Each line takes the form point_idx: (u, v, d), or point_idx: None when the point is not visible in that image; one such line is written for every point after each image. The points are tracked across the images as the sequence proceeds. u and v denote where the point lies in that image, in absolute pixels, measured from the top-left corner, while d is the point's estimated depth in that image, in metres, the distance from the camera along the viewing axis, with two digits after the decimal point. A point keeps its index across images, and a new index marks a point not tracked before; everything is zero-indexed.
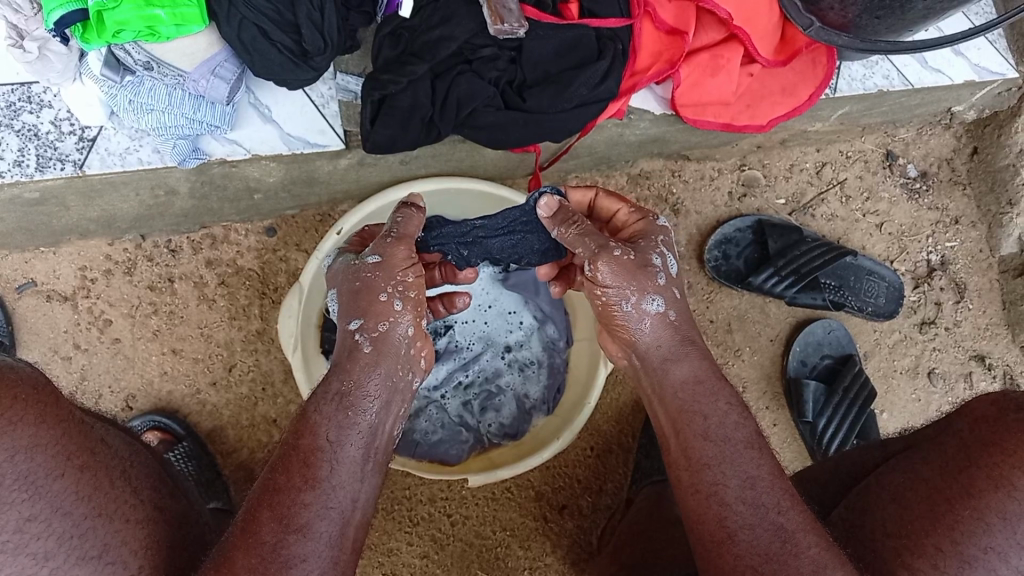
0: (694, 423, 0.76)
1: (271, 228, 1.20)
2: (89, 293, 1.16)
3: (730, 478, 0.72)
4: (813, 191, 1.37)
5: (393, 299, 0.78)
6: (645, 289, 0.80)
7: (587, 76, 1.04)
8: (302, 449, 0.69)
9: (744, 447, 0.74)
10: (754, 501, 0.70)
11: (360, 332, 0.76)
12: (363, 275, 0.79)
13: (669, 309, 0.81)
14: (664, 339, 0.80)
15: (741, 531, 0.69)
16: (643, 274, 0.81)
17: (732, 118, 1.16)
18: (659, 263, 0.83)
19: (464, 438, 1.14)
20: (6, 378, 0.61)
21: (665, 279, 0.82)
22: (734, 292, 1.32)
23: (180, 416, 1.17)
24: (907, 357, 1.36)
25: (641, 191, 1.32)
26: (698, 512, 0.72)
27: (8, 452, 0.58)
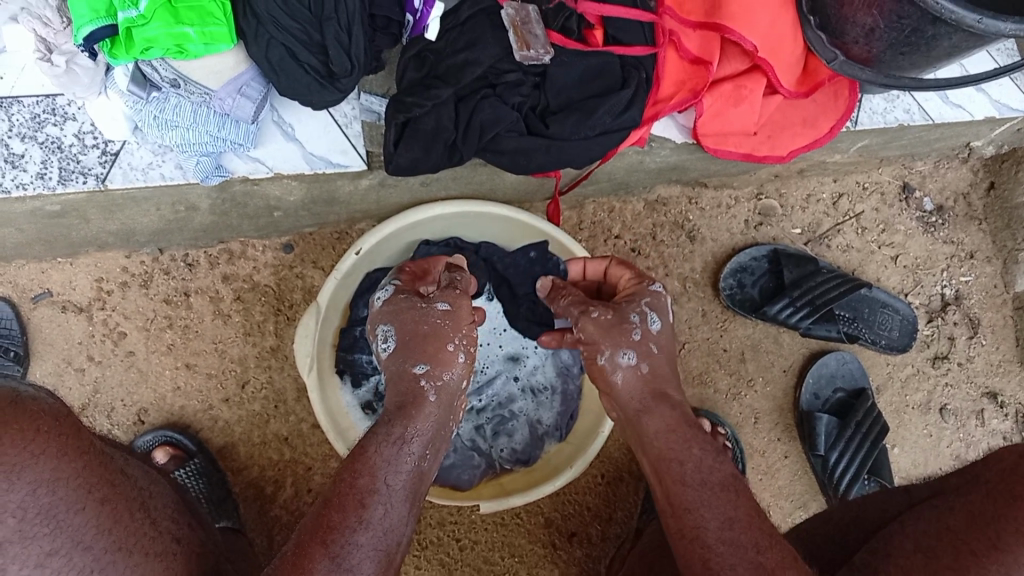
0: (671, 468, 0.77)
1: (288, 244, 1.20)
2: (104, 305, 1.16)
3: (709, 520, 0.72)
4: (830, 222, 1.37)
5: (457, 350, 0.86)
6: (618, 344, 0.85)
7: (611, 104, 1.03)
8: (359, 489, 0.73)
9: (720, 490, 0.75)
10: (732, 542, 0.70)
11: (425, 379, 0.83)
12: (430, 322, 0.87)
13: (642, 363, 0.85)
14: (637, 391, 0.85)
15: (723, 572, 0.69)
16: (617, 331, 0.86)
17: (752, 149, 1.16)
18: (638, 321, 0.87)
19: (476, 463, 1.13)
20: (30, 410, 0.60)
21: (640, 334, 0.86)
22: (748, 321, 1.32)
23: (191, 432, 1.17)
24: (919, 392, 1.36)
25: (657, 218, 1.33)
26: (685, 556, 0.72)
27: (30, 485, 0.58)
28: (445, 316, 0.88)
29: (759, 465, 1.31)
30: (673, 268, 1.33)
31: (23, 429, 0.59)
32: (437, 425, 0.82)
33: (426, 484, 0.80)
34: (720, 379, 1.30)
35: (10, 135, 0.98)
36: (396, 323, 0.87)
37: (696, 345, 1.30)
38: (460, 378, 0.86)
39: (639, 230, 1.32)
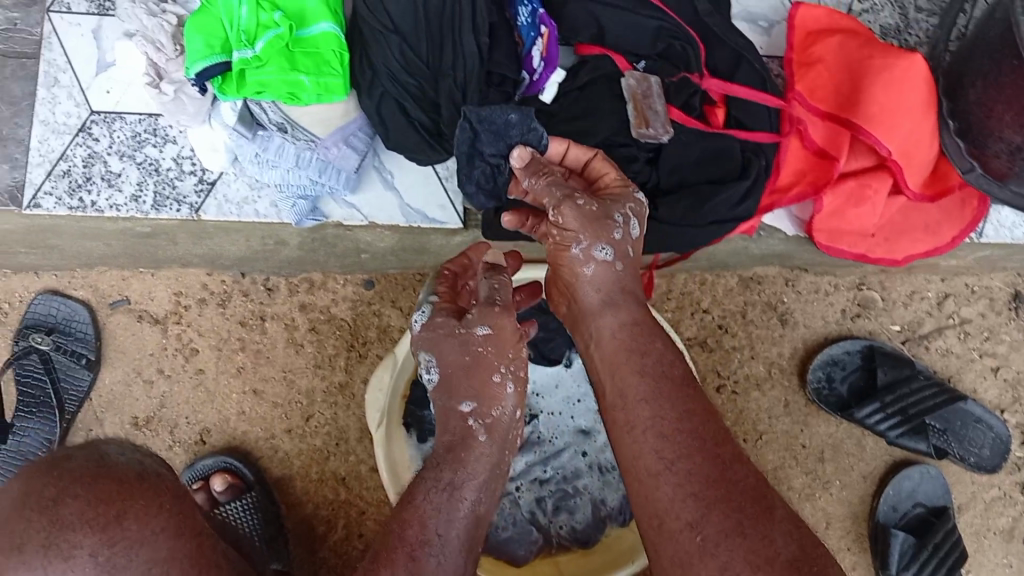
0: (631, 362, 0.78)
1: (368, 281, 1.18)
2: (180, 320, 1.15)
3: (665, 412, 0.74)
4: (932, 323, 1.29)
5: (503, 381, 0.84)
6: (598, 238, 0.82)
7: (727, 194, 0.97)
8: (408, 543, 0.73)
9: (680, 385, 0.77)
10: (691, 433, 0.73)
11: (473, 417, 0.82)
12: (471, 352, 0.83)
13: (617, 261, 0.83)
14: (603, 286, 0.83)
15: (677, 462, 0.71)
16: (600, 224, 0.82)
17: (867, 250, 1.08)
18: (622, 222, 0.83)
19: (533, 537, 1.09)
20: (154, 486, 0.67)
21: (620, 233, 0.83)
22: (831, 419, 1.26)
23: (251, 459, 1.15)
24: (1003, 517, 1.28)
25: (750, 296, 1.26)
26: (635, 449, 0.74)
27: (148, 562, 0.63)
28: (486, 340, 0.83)
29: None
30: (760, 352, 1.26)
31: (150, 503, 0.65)
32: (489, 466, 0.81)
33: (484, 527, 0.79)
34: (794, 477, 1.24)
35: (110, 152, 0.96)
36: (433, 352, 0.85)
37: (774, 436, 1.25)
38: (511, 412, 0.83)
39: (729, 307, 1.26)
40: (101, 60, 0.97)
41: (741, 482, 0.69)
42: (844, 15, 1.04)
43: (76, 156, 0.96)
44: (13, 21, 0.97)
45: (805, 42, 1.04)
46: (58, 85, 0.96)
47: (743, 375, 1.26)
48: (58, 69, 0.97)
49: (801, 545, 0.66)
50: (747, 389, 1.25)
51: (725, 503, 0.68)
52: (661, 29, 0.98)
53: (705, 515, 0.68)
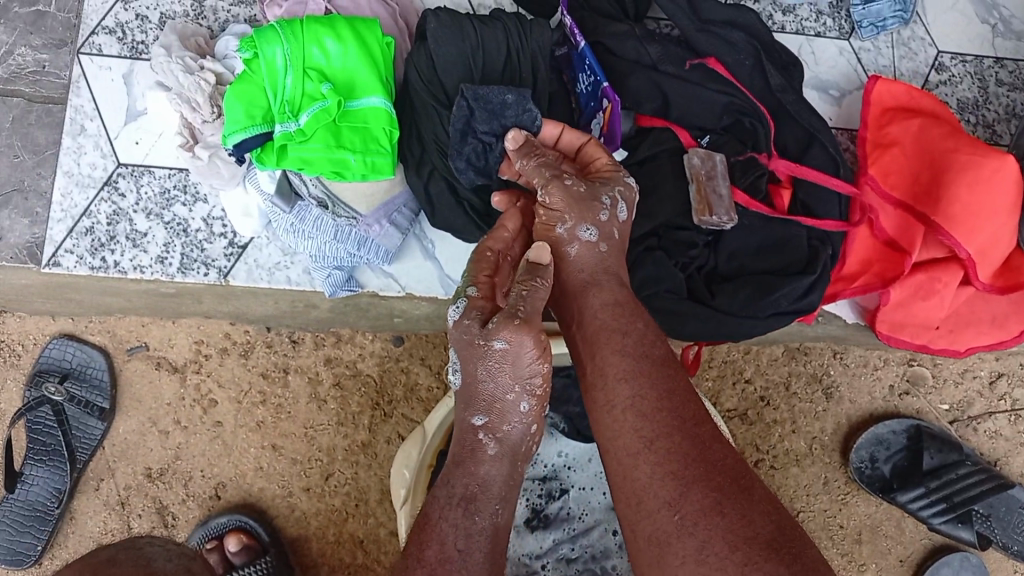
0: (612, 340, 0.69)
1: (397, 336, 1.13)
2: (199, 369, 1.10)
3: (647, 391, 0.66)
4: (982, 403, 1.23)
5: (519, 399, 0.70)
6: (582, 218, 0.74)
7: (792, 287, 0.90)
8: (428, 562, 0.65)
9: (659, 364, 0.68)
10: (671, 412, 0.65)
11: (483, 431, 0.70)
12: (484, 366, 0.69)
13: (600, 242, 0.75)
14: (586, 269, 0.74)
15: (659, 440, 0.64)
16: (586, 204, 0.74)
17: (929, 341, 1.02)
18: (608, 204, 0.76)
19: None
20: None
21: (608, 216, 0.75)
22: (871, 499, 1.20)
23: (267, 517, 1.10)
24: None
25: (795, 367, 1.21)
26: (613, 428, 0.66)
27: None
28: (503, 359, 0.68)
29: None
30: (802, 426, 1.21)
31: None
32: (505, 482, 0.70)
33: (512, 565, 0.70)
34: (830, 557, 1.19)
35: (136, 209, 0.91)
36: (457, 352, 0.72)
37: (811, 515, 1.20)
38: (526, 426, 0.71)
39: (772, 377, 1.20)
40: (130, 107, 0.92)
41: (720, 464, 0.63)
42: (923, 93, 0.99)
43: (100, 212, 0.91)
44: (41, 63, 0.93)
45: (881, 120, 0.99)
46: (84, 134, 0.92)
47: (783, 450, 1.20)
48: (85, 117, 0.92)
49: (779, 527, 0.60)
50: (786, 464, 1.20)
51: (704, 482, 0.62)
52: (731, 105, 0.92)
53: (683, 494, 0.61)
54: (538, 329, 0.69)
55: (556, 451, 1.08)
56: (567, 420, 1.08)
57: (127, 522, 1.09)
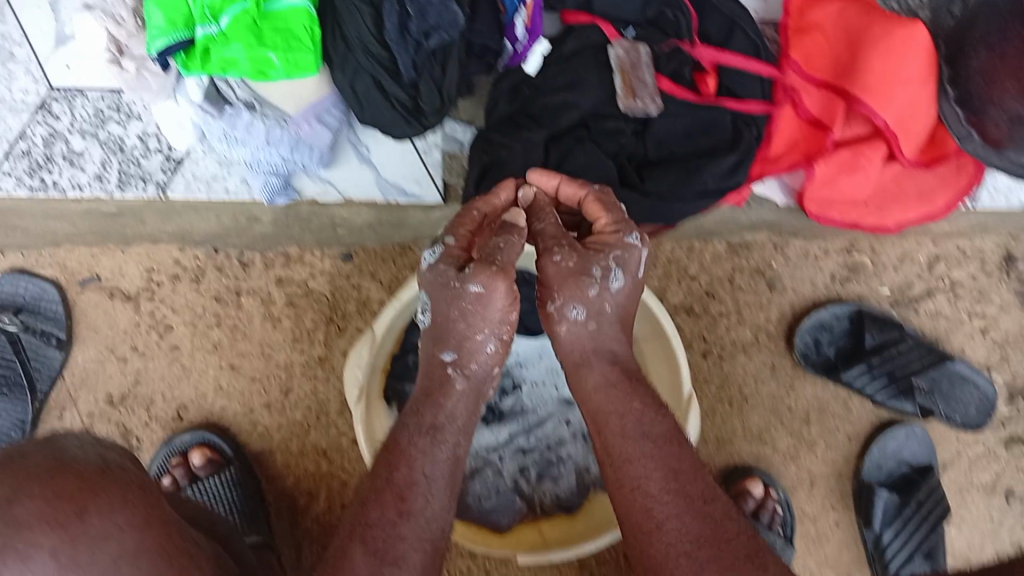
0: (611, 423, 0.73)
1: (346, 254, 1.14)
2: (152, 296, 1.12)
3: (651, 471, 0.69)
4: (921, 284, 1.28)
5: (487, 340, 0.80)
6: (569, 295, 0.79)
7: (716, 164, 0.93)
8: (396, 483, 0.70)
9: (663, 443, 0.71)
10: (678, 492, 0.68)
11: (452, 366, 0.79)
12: (459, 309, 0.79)
13: (590, 321, 0.79)
14: (579, 346, 0.80)
15: (669, 521, 0.66)
16: (573, 281, 0.79)
17: (859, 217, 1.05)
18: (599, 275, 0.79)
19: (517, 506, 1.09)
20: (101, 470, 0.56)
21: (599, 290, 0.79)
22: (818, 382, 1.25)
23: (230, 434, 1.13)
24: (987, 472, 1.28)
25: (738, 261, 1.25)
26: (624, 508, 0.69)
27: (114, 557, 0.53)
28: (477, 299, 0.78)
29: (808, 531, 1.23)
30: (747, 317, 1.25)
31: (114, 495, 0.55)
32: (468, 412, 0.79)
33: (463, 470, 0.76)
34: (779, 438, 1.24)
35: None
36: (430, 292, 0.81)
37: (760, 400, 1.24)
38: (491, 366, 0.81)
39: (716, 272, 1.24)
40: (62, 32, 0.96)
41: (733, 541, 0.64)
42: None
43: None
44: None
45: (803, 5, 1.02)
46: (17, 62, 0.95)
47: (730, 341, 1.24)
48: None
49: None
50: (733, 354, 1.24)
51: (719, 563, 0.63)
52: None
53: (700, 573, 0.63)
54: (510, 278, 0.79)
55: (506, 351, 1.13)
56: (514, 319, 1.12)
57: None
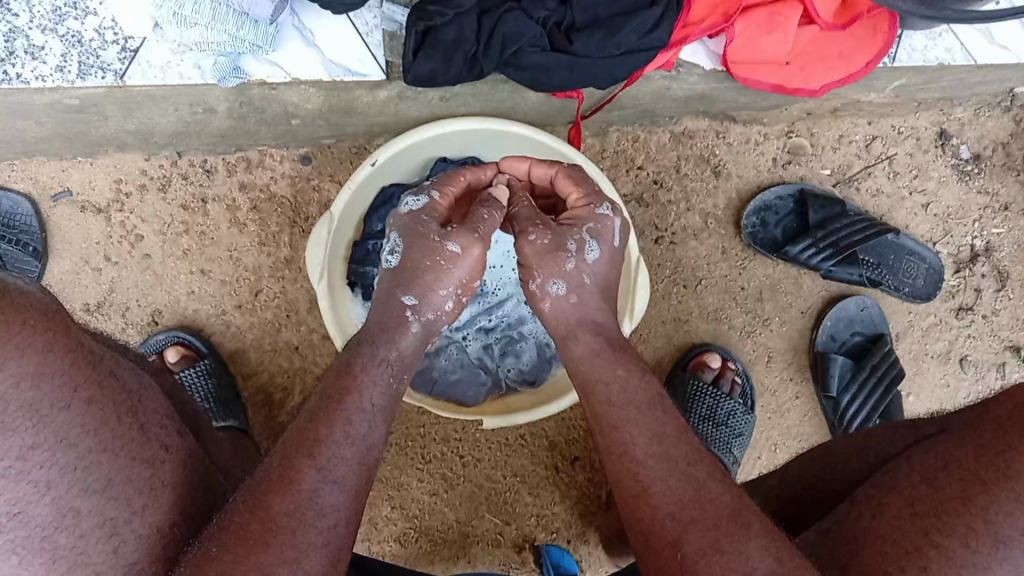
0: (597, 391, 0.77)
1: (305, 156, 1.20)
2: (122, 207, 1.18)
3: (636, 437, 0.72)
4: (860, 164, 1.33)
5: (446, 297, 0.85)
6: (549, 272, 0.83)
7: (637, 22, 0.99)
8: (347, 407, 0.71)
9: (646, 408, 0.74)
10: (662, 455, 0.70)
11: (411, 311, 0.82)
12: (432, 258, 0.83)
13: (571, 294, 0.83)
14: (560, 319, 0.84)
15: (654, 484, 0.68)
16: (552, 257, 0.83)
17: (785, 79, 1.12)
18: (574, 248, 0.84)
19: (482, 380, 1.11)
20: (11, 300, 0.53)
21: (575, 264, 0.84)
22: (768, 261, 1.29)
23: (203, 335, 1.18)
24: (940, 342, 1.32)
25: (682, 150, 1.30)
26: (615, 471, 0.71)
27: (13, 378, 0.51)
28: (454, 257, 0.84)
29: (769, 404, 1.26)
30: (695, 203, 1.30)
31: (7, 318, 0.52)
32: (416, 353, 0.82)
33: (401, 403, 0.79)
34: (736, 316, 1.28)
35: (30, 27, 0.96)
36: (404, 234, 0.85)
37: (714, 281, 1.28)
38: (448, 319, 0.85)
39: (662, 162, 1.30)
40: None
41: (715, 500, 0.66)
42: None
43: None
44: None
45: None
46: None
47: (681, 227, 1.29)
48: None
49: (778, 559, 0.60)
50: (685, 239, 1.29)
51: (701, 524, 0.64)
52: None
53: (685, 536, 0.64)
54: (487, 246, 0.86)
55: None
56: None
57: None
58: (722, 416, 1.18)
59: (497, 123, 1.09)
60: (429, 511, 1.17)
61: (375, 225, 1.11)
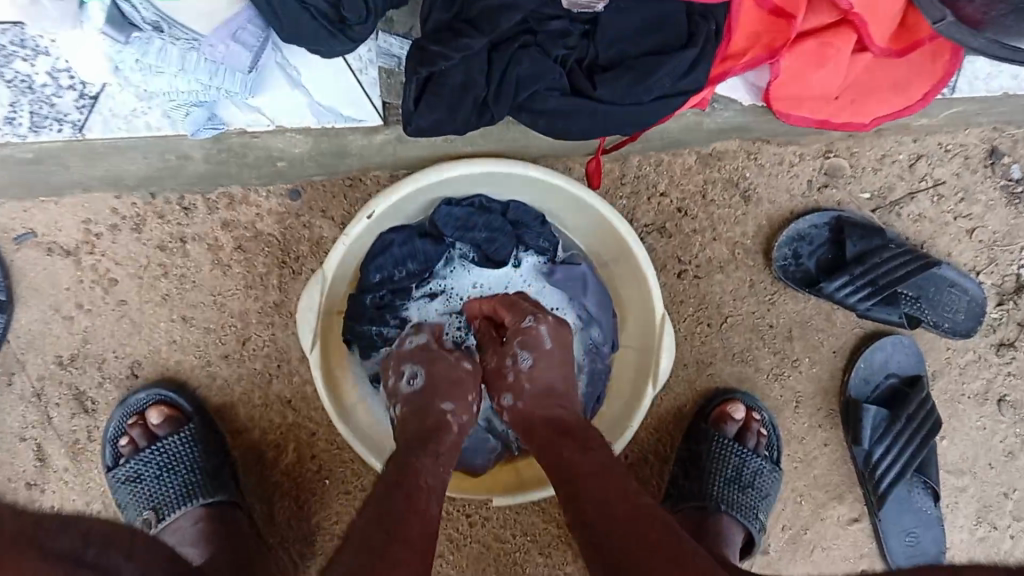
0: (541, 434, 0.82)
1: (294, 190, 1.08)
2: (93, 249, 1.06)
3: (581, 463, 0.74)
4: (903, 187, 1.22)
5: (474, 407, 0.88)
6: (499, 388, 0.88)
7: (672, 64, 0.87)
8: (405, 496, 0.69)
9: (587, 443, 0.78)
10: (602, 476, 0.72)
11: (450, 412, 0.84)
12: (459, 370, 0.89)
13: (515, 398, 0.87)
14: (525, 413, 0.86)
15: (596, 502, 0.70)
16: (499, 375, 0.89)
17: (829, 115, 0.99)
18: (514, 360, 0.88)
19: (491, 446, 1.03)
20: None
21: (513, 374, 0.88)
22: (799, 296, 1.20)
23: (189, 389, 1.08)
24: (977, 381, 1.23)
25: (710, 173, 1.18)
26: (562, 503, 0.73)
27: None
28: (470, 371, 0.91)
29: (795, 452, 1.19)
30: (722, 232, 1.19)
31: None
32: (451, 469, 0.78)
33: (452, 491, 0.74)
34: (762, 358, 1.19)
35: None
36: (420, 362, 0.89)
37: (740, 319, 1.19)
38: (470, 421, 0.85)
39: (687, 187, 1.18)
40: None
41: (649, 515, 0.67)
42: None
43: None
44: None
45: None
46: None
47: (705, 259, 1.19)
48: None
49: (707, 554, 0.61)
50: (709, 272, 1.19)
51: (641, 541, 0.65)
52: None
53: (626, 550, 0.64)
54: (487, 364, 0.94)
55: (470, 282, 1.07)
56: (476, 249, 1.05)
57: (45, 413, 1.06)
58: (748, 478, 1.11)
59: (506, 165, 0.96)
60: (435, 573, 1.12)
61: (374, 275, 1.02)
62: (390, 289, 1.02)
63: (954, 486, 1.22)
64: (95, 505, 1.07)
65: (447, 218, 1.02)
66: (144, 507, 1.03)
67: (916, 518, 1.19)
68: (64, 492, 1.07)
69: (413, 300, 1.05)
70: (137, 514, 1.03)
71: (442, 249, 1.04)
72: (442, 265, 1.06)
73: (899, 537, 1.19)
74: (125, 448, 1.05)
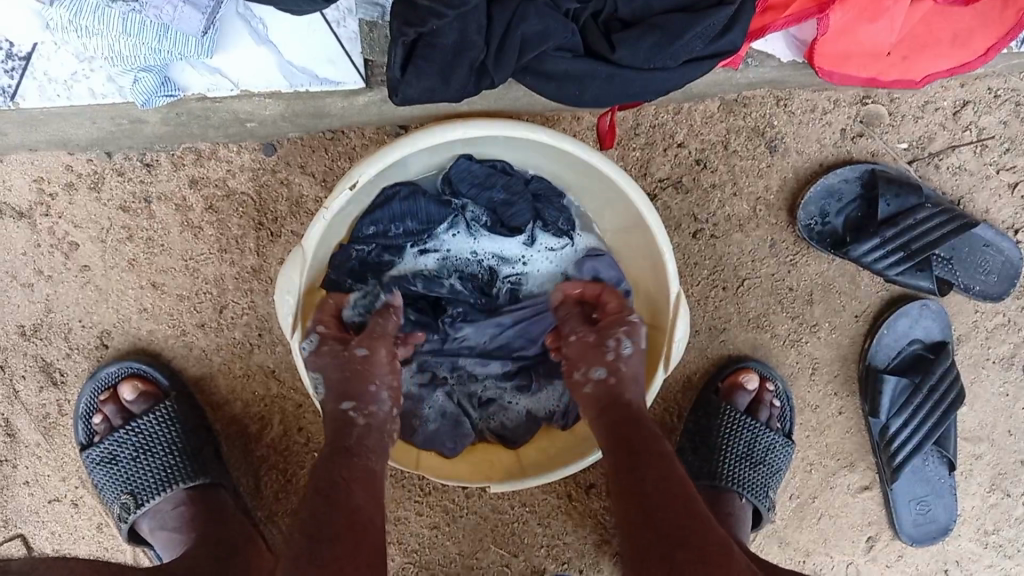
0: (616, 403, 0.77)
1: (269, 145, 0.96)
2: (48, 211, 0.96)
3: (634, 437, 0.72)
4: (944, 137, 1.09)
5: (378, 387, 0.77)
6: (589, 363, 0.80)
7: (706, 26, 0.74)
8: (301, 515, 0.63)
9: (639, 421, 0.75)
10: (652, 453, 0.71)
11: (353, 410, 0.75)
12: (353, 365, 0.78)
13: (606, 376, 0.79)
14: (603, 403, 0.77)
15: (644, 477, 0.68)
16: (593, 351, 0.81)
17: (879, 72, 0.87)
18: (624, 346, 0.80)
19: (465, 430, 0.95)
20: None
21: (614, 351, 0.80)
22: (823, 257, 1.10)
23: (164, 360, 1.01)
24: (1005, 345, 1.14)
25: (733, 121, 1.06)
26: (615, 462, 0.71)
27: None
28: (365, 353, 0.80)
29: (808, 421, 1.14)
30: (744, 185, 1.08)
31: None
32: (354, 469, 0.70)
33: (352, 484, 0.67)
34: (780, 323, 1.11)
35: None
36: (324, 369, 0.79)
37: (758, 282, 1.10)
38: (389, 409, 0.77)
39: (708, 136, 1.06)
40: None
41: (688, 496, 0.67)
42: None
43: None
44: None
45: None
46: None
47: (724, 216, 1.08)
48: None
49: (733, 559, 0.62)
50: (728, 231, 1.08)
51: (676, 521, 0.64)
52: None
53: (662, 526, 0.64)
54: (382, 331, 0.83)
55: (470, 250, 0.95)
56: (490, 212, 0.93)
57: (12, 386, 1.00)
58: (760, 454, 1.06)
59: (534, 133, 0.80)
60: (430, 545, 1.08)
61: (367, 228, 0.89)
62: (381, 245, 0.91)
63: (970, 454, 1.16)
64: (72, 480, 1.02)
65: (464, 173, 0.90)
66: (122, 490, 0.97)
67: (927, 486, 1.15)
68: (38, 467, 1.02)
69: (405, 257, 0.93)
70: (115, 498, 0.97)
71: (447, 211, 0.91)
72: (444, 228, 0.93)
73: (909, 506, 1.15)
74: (99, 427, 0.99)
